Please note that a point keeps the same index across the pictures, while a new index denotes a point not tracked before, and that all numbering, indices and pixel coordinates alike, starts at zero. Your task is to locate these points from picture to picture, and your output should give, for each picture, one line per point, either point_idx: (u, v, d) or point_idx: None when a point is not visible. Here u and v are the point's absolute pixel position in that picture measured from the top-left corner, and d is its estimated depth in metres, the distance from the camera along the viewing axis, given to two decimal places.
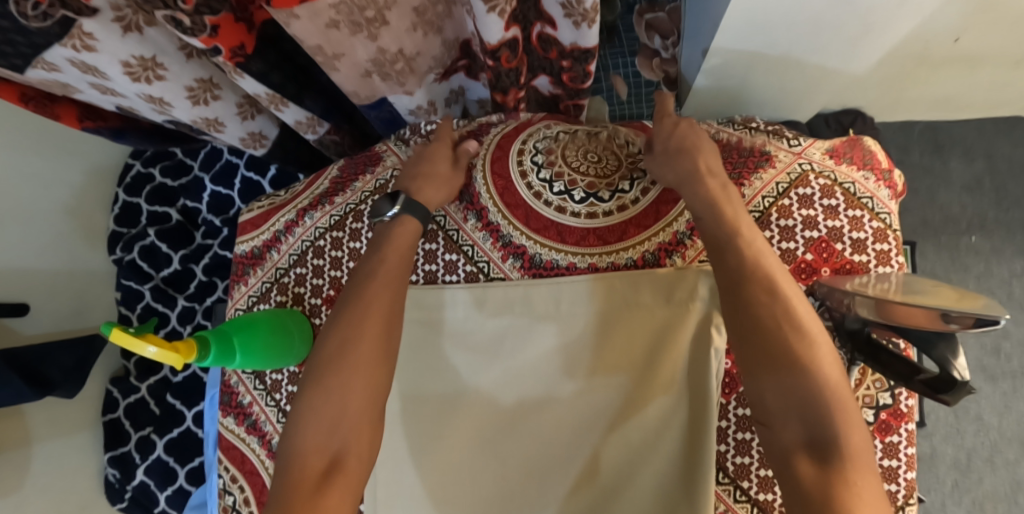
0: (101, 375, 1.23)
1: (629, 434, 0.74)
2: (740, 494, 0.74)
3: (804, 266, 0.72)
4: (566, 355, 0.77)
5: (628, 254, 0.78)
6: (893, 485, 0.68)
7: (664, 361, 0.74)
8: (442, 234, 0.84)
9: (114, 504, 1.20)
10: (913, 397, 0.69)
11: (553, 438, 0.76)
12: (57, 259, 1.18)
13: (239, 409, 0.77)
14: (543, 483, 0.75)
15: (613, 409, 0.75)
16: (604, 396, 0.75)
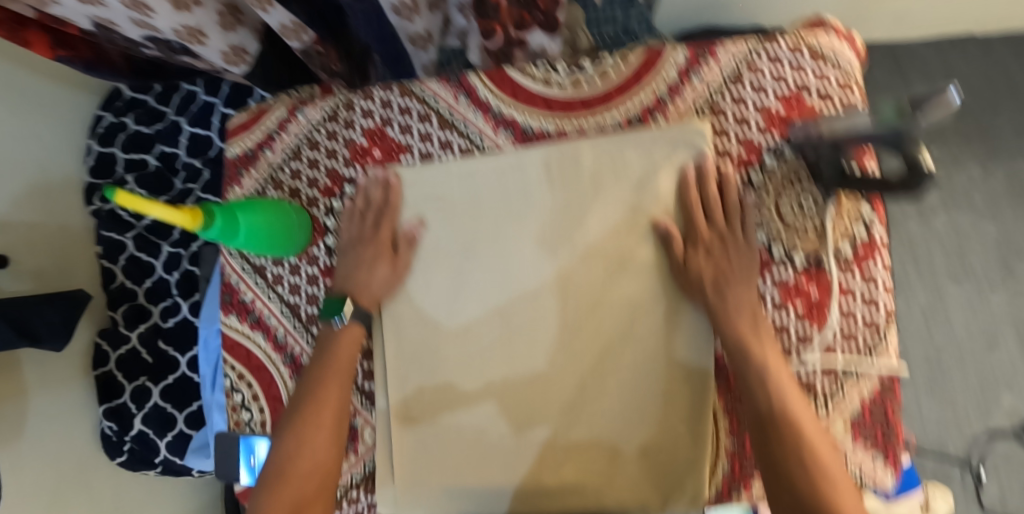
0: (88, 329, 1.21)
1: (601, 390, 0.69)
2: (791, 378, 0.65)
3: (777, 118, 0.68)
4: (558, 311, 0.70)
5: (613, 117, 0.73)
6: (876, 314, 0.64)
7: (665, 327, 0.68)
8: (434, 114, 0.75)
9: (114, 458, 1.18)
10: (886, 228, 0.66)
11: (529, 383, 0.71)
12: (35, 214, 1.14)
13: (242, 307, 0.77)
14: (525, 431, 0.71)
15: (579, 344, 0.70)
16: (567, 334, 0.70)
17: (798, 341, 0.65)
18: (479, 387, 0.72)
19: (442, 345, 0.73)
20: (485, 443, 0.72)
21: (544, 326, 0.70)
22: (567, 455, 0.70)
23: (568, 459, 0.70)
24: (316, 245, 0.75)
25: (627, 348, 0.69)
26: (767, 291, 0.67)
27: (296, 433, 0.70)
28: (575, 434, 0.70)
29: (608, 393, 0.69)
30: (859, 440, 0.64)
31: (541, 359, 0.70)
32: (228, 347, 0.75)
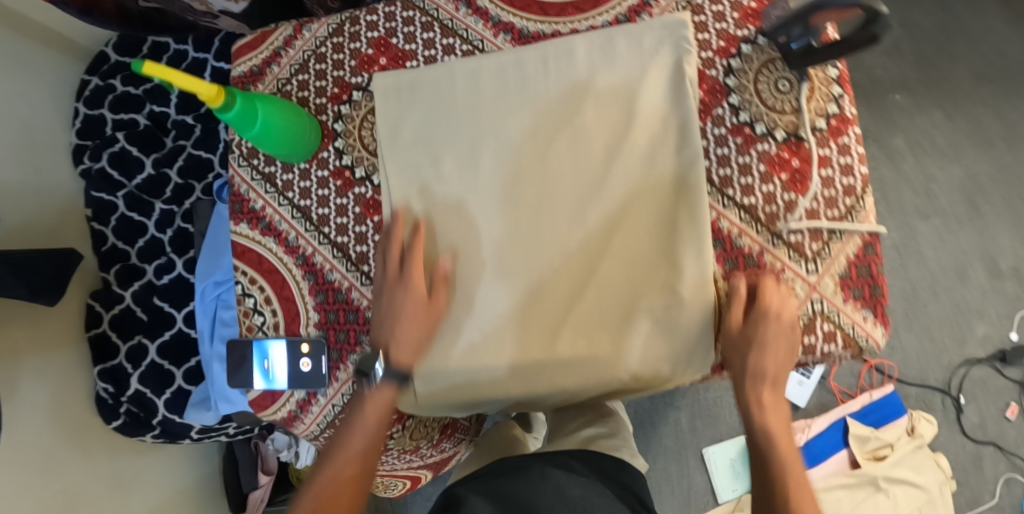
0: (79, 290, 1.17)
1: (600, 286, 0.68)
2: (780, 242, 0.68)
3: (751, 12, 0.73)
4: (561, 189, 0.70)
5: (602, 19, 0.75)
6: (852, 179, 0.68)
7: (659, 219, 0.68)
8: (436, 23, 0.78)
9: (109, 422, 1.15)
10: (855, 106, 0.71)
11: (524, 283, 0.70)
12: (23, 173, 1.11)
13: (252, 215, 0.78)
14: (522, 333, 0.69)
15: (573, 240, 0.70)
16: (559, 231, 0.70)
17: (784, 208, 0.68)
18: (479, 272, 0.71)
19: (436, 250, 0.72)
20: (487, 330, 0.70)
21: (537, 223, 0.70)
22: (567, 354, 0.68)
23: (568, 359, 0.68)
24: (326, 148, 0.76)
25: (629, 224, 0.69)
26: (754, 164, 0.69)
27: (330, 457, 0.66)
28: (576, 312, 0.68)
29: (605, 290, 0.68)
30: (849, 298, 0.68)
31: (545, 236, 0.70)
32: (239, 253, 0.77)
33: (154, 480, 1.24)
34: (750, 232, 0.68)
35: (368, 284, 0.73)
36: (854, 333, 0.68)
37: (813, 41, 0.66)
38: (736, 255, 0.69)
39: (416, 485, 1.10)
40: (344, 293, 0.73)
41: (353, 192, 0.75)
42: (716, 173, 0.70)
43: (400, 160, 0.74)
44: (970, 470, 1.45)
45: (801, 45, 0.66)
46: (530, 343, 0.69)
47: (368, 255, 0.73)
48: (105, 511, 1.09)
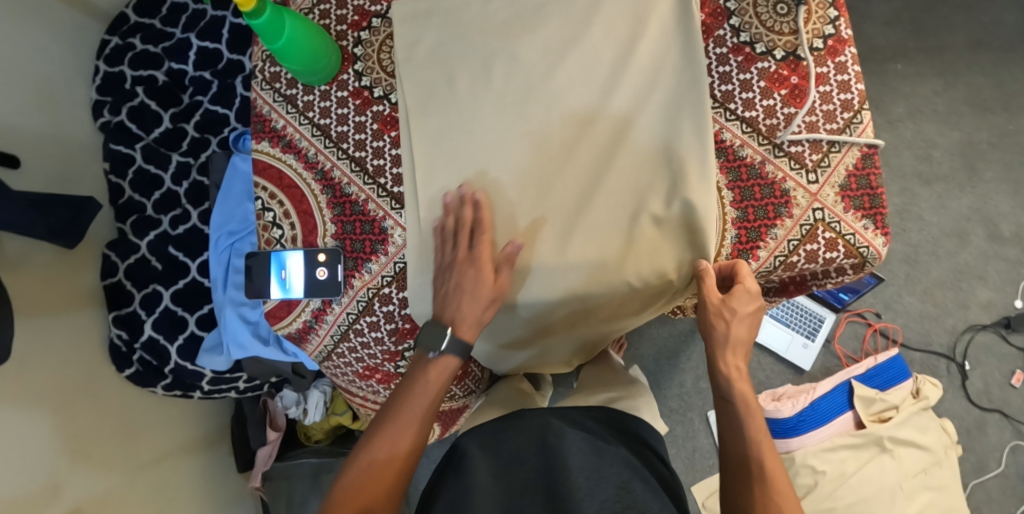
0: (98, 239, 1.20)
1: (606, 198, 0.71)
2: (779, 152, 0.70)
3: None
4: (572, 104, 0.72)
5: None
6: (849, 95, 0.71)
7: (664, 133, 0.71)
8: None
9: (122, 369, 1.17)
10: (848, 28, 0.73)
11: (535, 193, 0.72)
12: (43, 123, 1.13)
13: (274, 134, 0.80)
14: (533, 243, 0.72)
15: (581, 153, 0.72)
16: (567, 144, 0.72)
17: (785, 120, 0.70)
18: (495, 186, 0.72)
19: (451, 163, 0.73)
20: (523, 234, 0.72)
21: (546, 136, 0.72)
22: (578, 262, 0.71)
23: (578, 266, 0.71)
24: (346, 71, 0.78)
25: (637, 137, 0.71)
26: (755, 81, 0.71)
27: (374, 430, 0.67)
28: (588, 222, 0.71)
29: (611, 202, 0.71)
30: (849, 208, 0.70)
31: (559, 150, 0.72)
32: (260, 170, 0.79)
33: (165, 431, 1.25)
34: (751, 143, 0.71)
35: (385, 196, 0.76)
36: (854, 241, 0.70)
37: None
38: (740, 167, 0.71)
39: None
40: (360, 205, 0.76)
41: (371, 110, 0.78)
42: (719, 89, 0.71)
43: (416, 78, 0.75)
44: (975, 435, 1.45)
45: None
46: (544, 254, 0.71)
47: (385, 168, 0.77)
48: (115, 458, 1.11)
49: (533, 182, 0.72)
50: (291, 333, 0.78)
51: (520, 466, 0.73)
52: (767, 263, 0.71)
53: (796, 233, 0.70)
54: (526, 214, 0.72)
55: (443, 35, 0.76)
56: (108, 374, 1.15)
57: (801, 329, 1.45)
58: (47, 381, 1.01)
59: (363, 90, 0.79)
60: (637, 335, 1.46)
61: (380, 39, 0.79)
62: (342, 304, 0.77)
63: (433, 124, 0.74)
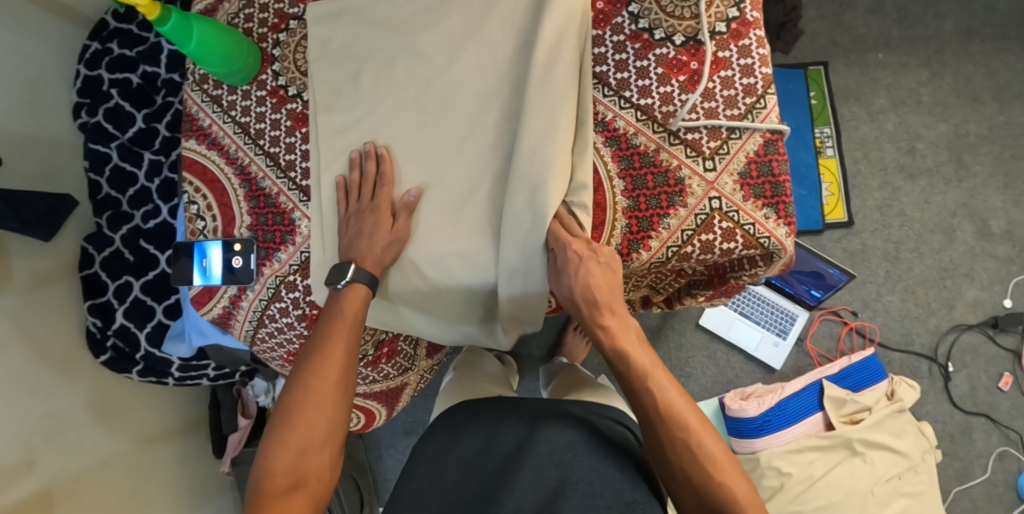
0: (74, 232, 1.26)
1: (490, 182, 0.74)
2: (675, 139, 0.71)
3: None
4: (470, 97, 0.75)
5: None
6: (752, 80, 0.69)
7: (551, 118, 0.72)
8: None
9: (97, 356, 1.23)
10: (758, 10, 0.71)
11: (425, 176, 0.76)
12: (25, 123, 1.20)
13: (201, 132, 0.86)
14: (423, 223, 0.76)
15: (469, 138, 0.75)
16: (456, 130, 0.76)
17: (680, 106, 0.70)
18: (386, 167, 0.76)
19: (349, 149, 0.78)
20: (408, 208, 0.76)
21: (437, 125, 0.76)
22: (462, 241, 0.75)
23: (463, 245, 0.75)
24: (264, 71, 0.83)
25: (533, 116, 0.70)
26: (651, 67, 0.71)
27: (290, 399, 0.67)
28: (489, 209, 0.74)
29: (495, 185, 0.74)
30: (749, 196, 0.69)
31: (458, 140, 0.75)
32: (187, 165, 0.85)
33: (140, 416, 1.31)
34: (645, 131, 0.72)
35: (294, 189, 0.81)
36: (753, 231, 0.69)
37: None
38: (633, 154, 0.72)
39: (373, 424, 1.16)
40: (273, 198, 0.82)
41: (286, 108, 0.83)
42: (614, 77, 0.73)
43: (327, 74, 0.80)
44: (959, 440, 1.39)
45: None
46: (450, 238, 0.75)
47: (296, 162, 0.81)
48: (90, 439, 1.17)
49: (424, 167, 0.76)
50: (213, 320, 0.84)
51: (481, 464, 0.75)
52: (659, 252, 0.71)
53: (691, 223, 0.71)
54: (429, 204, 0.76)
55: (354, 29, 0.79)
56: (83, 360, 1.22)
57: (772, 328, 1.41)
58: (21, 365, 1.07)
59: (281, 90, 0.84)
60: None
61: (298, 41, 0.84)
62: (255, 291, 0.83)
63: (339, 114, 0.79)
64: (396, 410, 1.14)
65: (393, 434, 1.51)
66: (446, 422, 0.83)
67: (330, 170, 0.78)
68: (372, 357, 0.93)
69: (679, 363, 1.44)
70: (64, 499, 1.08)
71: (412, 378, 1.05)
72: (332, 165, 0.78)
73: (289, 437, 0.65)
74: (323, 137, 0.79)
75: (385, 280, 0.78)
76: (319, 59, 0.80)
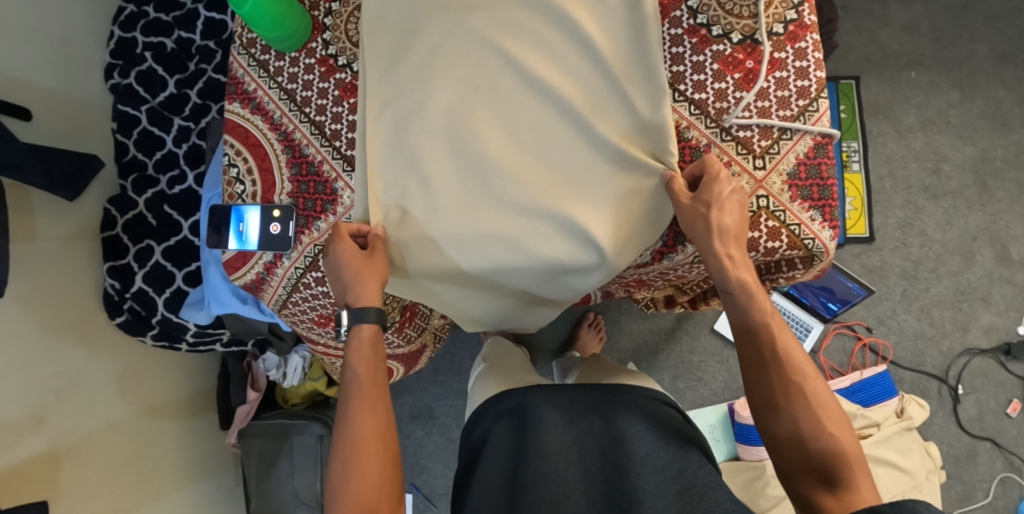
0: (98, 193, 1.26)
1: (522, 170, 0.75)
2: (727, 136, 0.71)
3: None
4: (520, 80, 0.75)
5: None
6: (807, 82, 0.69)
7: (605, 120, 0.73)
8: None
9: (113, 318, 1.23)
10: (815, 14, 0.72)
11: (454, 157, 0.76)
12: (56, 80, 1.20)
13: (244, 96, 0.85)
14: (449, 203, 0.76)
15: (504, 126, 0.75)
16: (492, 114, 0.76)
17: (733, 103, 0.70)
18: (418, 145, 0.77)
19: (385, 124, 0.78)
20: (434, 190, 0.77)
21: (473, 107, 0.76)
22: (491, 225, 0.75)
23: (491, 228, 0.75)
24: (315, 40, 0.83)
25: (597, 117, 0.73)
26: (707, 63, 0.71)
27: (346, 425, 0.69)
28: (526, 193, 0.74)
29: (531, 174, 0.75)
30: (796, 198, 0.69)
31: (500, 121, 0.76)
32: (229, 128, 0.85)
33: (151, 381, 1.31)
34: (697, 126, 0.71)
35: (338, 158, 0.81)
36: (798, 232, 0.69)
37: None
38: (685, 148, 0.72)
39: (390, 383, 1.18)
40: (316, 167, 0.82)
41: (334, 78, 0.82)
42: (669, 70, 0.72)
43: (376, 45, 0.79)
44: (963, 463, 1.39)
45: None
46: (483, 218, 0.76)
47: (341, 132, 0.81)
48: (99, 400, 1.17)
49: (454, 147, 0.76)
50: (246, 284, 0.84)
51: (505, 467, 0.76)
52: None
53: None
54: (456, 184, 0.76)
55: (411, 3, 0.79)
56: (99, 322, 1.22)
57: None
58: (39, 321, 1.07)
59: (330, 59, 0.84)
60: (615, 329, 1.46)
61: (350, 10, 0.84)
62: (291, 259, 0.83)
63: (383, 88, 0.79)
64: (415, 370, 1.15)
65: (400, 417, 1.51)
66: (491, 412, 0.84)
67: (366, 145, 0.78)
68: (398, 321, 0.94)
69: (690, 367, 1.45)
70: (69, 458, 1.07)
71: (427, 337, 1.05)
72: (368, 139, 0.78)
73: (348, 481, 0.66)
74: (365, 110, 0.79)
75: (407, 255, 0.79)
76: (374, 29, 0.80)
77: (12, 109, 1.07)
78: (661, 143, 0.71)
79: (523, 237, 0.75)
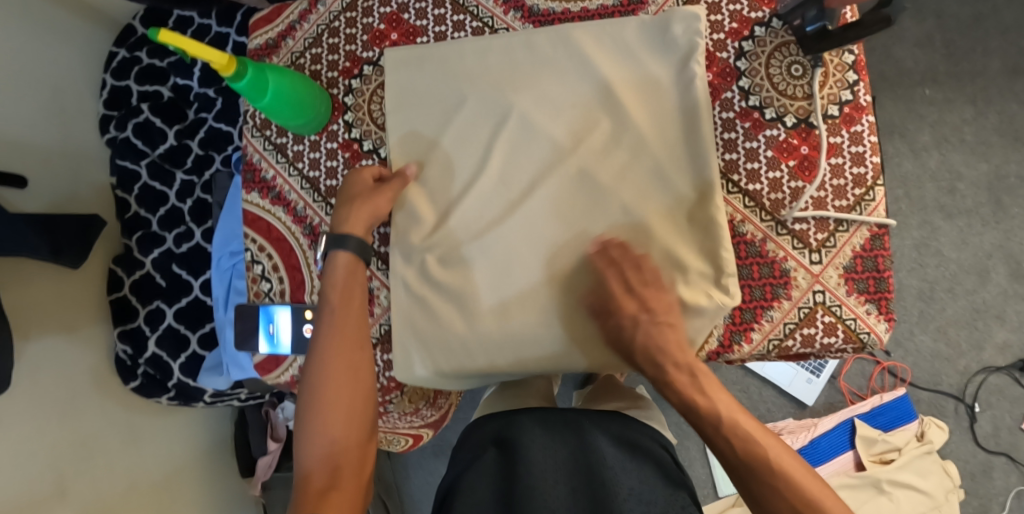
0: (103, 253, 1.22)
1: (558, 261, 0.68)
2: (783, 229, 0.68)
3: None
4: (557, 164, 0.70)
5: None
6: (863, 169, 0.67)
7: (662, 213, 0.67)
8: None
9: (127, 382, 1.19)
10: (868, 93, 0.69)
11: (483, 250, 0.71)
12: (52, 133, 1.15)
13: (264, 184, 0.81)
14: (476, 302, 0.70)
15: (538, 211, 0.70)
16: (527, 199, 0.70)
17: (791, 194, 0.67)
18: (448, 236, 0.72)
19: (415, 216, 0.74)
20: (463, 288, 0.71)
21: (507, 194, 0.71)
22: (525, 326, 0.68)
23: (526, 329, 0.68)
24: (336, 122, 0.79)
25: (649, 208, 0.68)
26: (761, 149, 0.68)
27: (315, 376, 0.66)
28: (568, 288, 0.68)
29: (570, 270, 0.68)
30: (853, 291, 0.67)
31: (539, 204, 0.70)
32: (251, 221, 0.81)
33: (167, 433, 1.26)
34: (752, 219, 0.68)
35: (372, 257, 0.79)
36: (855, 326, 0.67)
37: (830, 23, 0.63)
38: (740, 242, 0.68)
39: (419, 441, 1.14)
40: None
41: (360, 165, 0.79)
42: (722, 158, 0.69)
43: (405, 135, 0.76)
44: (980, 478, 1.41)
45: (815, 28, 0.63)
46: (519, 313, 0.69)
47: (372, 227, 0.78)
48: (116, 458, 1.12)
49: (483, 238, 0.71)
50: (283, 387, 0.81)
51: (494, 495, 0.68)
52: (760, 345, 0.68)
53: (794, 316, 0.67)
54: (483, 280, 0.70)
55: (442, 88, 0.76)
56: (112, 386, 1.18)
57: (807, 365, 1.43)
58: (49, 390, 1.04)
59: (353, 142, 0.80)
60: None
61: (372, 86, 0.80)
62: None
63: (413, 178, 0.75)
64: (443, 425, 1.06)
65: (422, 455, 1.50)
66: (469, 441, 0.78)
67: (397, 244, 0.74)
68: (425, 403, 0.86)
69: None
70: None
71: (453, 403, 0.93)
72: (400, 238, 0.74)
73: (315, 432, 0.64)
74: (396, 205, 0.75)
75: (430, 362, 0.72)
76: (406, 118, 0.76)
77: (9, 179, 1.01)
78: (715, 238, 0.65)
79: (563, 345, 0.68)
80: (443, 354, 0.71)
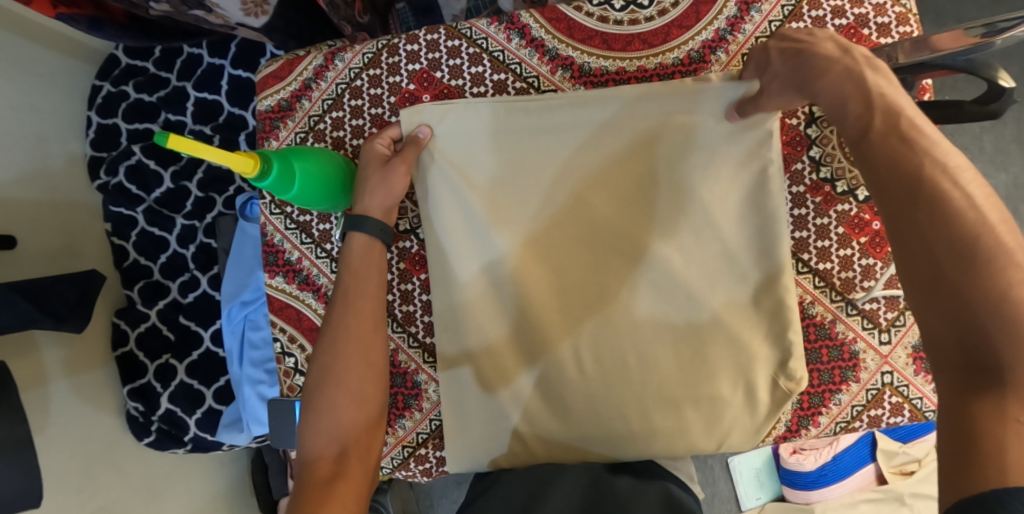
0: (105, 307, 1.15)
1: (615, 346, 0.72)
2: (851, 308, 0.73)
3: None
4: (610, 247, 0.73)
5: (673, 55, 0.75)
6: None
7: (727, 294, 0.71)
8: (485, 56, 0.78)
9: (141, 439, 1.11)
10: None
11: (533, 334, 0.74)
12: (38, 183, 1.05)
13: (288, 267, 0.81)
14: (522, 384, 0.75)
15: (588, 291, 0.73)
16: (582, 282, 0.73)
17: (861, 273, 0.73)
18: (499, 322, 0.75)
19: (462, 300, 0.76)
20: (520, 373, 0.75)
21: (559, 279, 0.74)
22: (581, 407, 0.73)
23: (582, 411, 0.73)
24: None
25: (711, 288, 0.71)
26: (832, 226, 0.73)
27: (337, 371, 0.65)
28: (633, 374, 0.72)
29: (629, 354, 0.72)
30: (920, 370, 0.73)
31: (604, 296, 0.73)
32: (277, 308, 0.80)
33: (186, 489, 1.16)
34: (822, 300, 0.74)
35: (415, 345, 0.81)
36: (921, 405, 0.73)
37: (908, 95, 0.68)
38: (810, 324, 0.74)
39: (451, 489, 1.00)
40: (391, 355, 0.82)
41: (398, 247, 0.81)
42: (794, 236, 0.74)
43: (450, 219, 0.76)
44: None
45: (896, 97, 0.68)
46: (582, 405, 0.73)
47: (415, 315, 0.81)
48: None
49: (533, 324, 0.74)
50: None
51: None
52: (827, 428, 0.75)
53: (861, 398, 0.74)
54: (538, 366, 0.74)
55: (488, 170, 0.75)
56: (127, 448, 1.09)
57: None
58: (68, 464, 0.95)
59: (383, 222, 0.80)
60: None
61: None
62: None
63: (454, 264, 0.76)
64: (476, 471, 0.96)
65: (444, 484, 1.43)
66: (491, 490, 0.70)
67: (445, 334, 0.77)
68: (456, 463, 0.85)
69: None
70: None
71: None
72: (445, 327, 0.77)
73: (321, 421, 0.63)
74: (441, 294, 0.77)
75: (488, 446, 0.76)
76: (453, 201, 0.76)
77: None
78: (782, 321, 0.70)
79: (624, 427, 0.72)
80: (499, 436, 0.76)
